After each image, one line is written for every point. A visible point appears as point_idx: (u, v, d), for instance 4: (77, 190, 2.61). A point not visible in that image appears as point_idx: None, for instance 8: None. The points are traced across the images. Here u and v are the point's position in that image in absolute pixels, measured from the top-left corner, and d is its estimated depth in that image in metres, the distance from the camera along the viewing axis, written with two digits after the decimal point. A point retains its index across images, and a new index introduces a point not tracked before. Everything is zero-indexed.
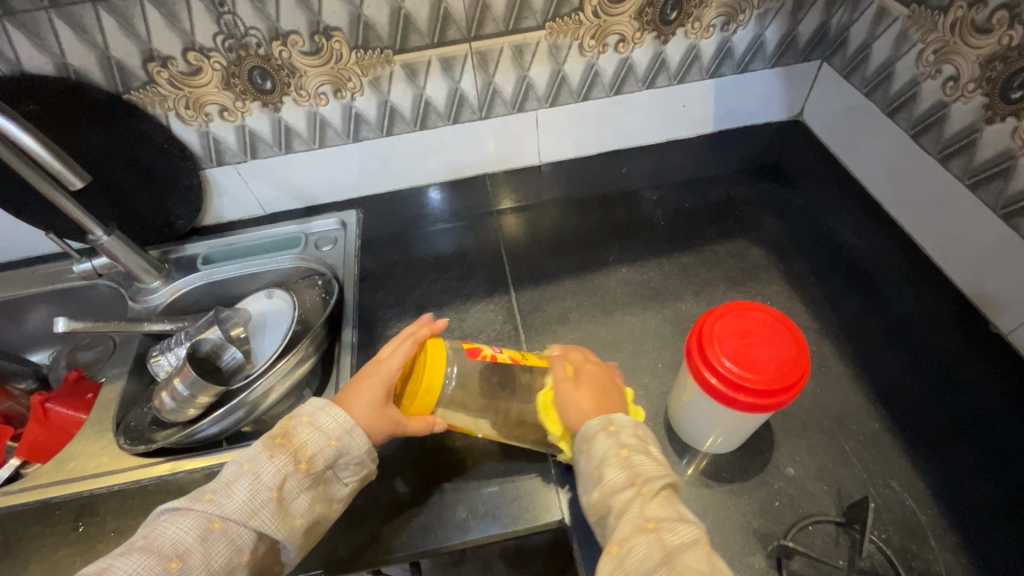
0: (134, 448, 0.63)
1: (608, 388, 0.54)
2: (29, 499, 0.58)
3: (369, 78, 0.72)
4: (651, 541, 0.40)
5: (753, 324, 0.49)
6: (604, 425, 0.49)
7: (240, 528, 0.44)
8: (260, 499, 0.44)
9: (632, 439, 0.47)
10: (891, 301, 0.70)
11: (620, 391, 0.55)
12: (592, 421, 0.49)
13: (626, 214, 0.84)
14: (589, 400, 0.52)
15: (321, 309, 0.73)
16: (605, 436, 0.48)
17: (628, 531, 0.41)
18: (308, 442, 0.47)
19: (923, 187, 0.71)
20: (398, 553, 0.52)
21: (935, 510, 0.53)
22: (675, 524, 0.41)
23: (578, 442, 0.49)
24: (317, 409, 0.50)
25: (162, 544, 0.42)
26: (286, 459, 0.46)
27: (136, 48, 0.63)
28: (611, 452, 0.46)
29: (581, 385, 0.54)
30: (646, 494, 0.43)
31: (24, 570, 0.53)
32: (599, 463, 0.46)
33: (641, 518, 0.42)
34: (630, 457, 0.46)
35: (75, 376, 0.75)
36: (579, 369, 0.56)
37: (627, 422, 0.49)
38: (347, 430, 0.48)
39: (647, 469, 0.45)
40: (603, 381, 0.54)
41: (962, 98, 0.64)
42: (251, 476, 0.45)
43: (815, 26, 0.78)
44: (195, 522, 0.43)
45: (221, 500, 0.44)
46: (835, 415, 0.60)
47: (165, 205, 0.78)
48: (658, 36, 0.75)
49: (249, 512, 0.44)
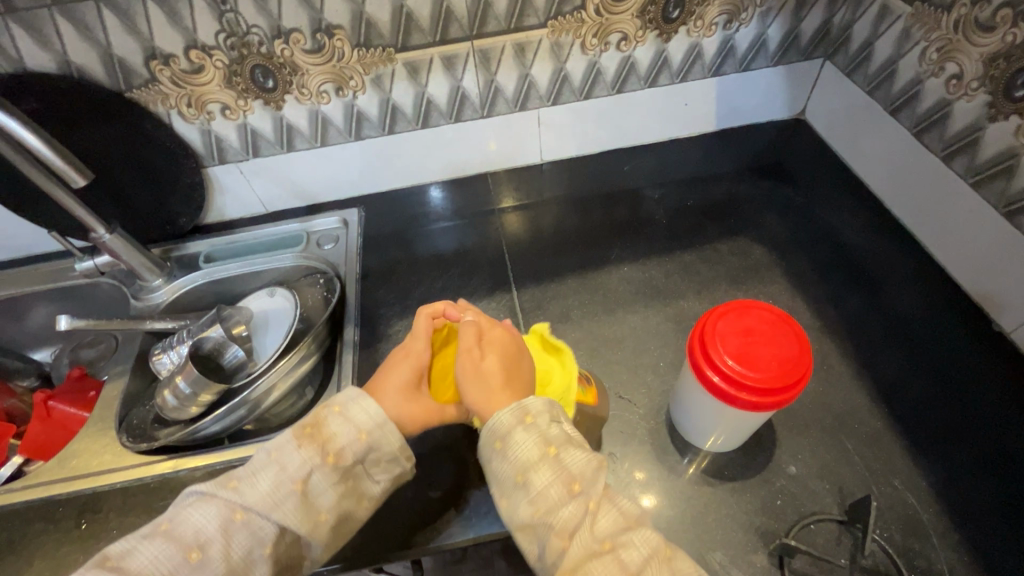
0: (136, 446, 0.63)
1: (513, 359, 0.53)
2: (32, 496, 0.58)
3: (371, 77, 0.72)
4: (608, 562, 0.40)
5: (756, 323, 0.49)
6: (520, 415, 0.47)
7: (263, 520, 0.43)
8: (284, 491, 0.44)
9: (553, 432, 0.46)
10: (893, 300, 0.70)
11: (525, 358, 0.54)
12: (502, 411, 0.47)
13: (627, 213, 0.84)
14: (494, 370, 0.51)
15: (322, 307, 0.73)
16: (524, 432, 0.46)
17: (580, 555, 0.41)
18: (337, 435, 0.47)
19: (925, 186, 0.71)
20: (399, 550, 0.53)
21: (936, 509, 0.53)
22: (631, 539, 0.41)
23: (489, 440, 0.47)
24: (351, 400, 0.49)
25: (185, 531, 0.42)
26: (313, 451, 0.46)
27: (137, 46, 0.63)
28: (538, 453, 0.45)
29: (486, 357, 0.52)
30: (594, 508, 0.43)
31: (27, 567, 0.53)
32: (525, 468, 0.45)
33: (594, 539, 0.41)
34: (559, 456, 0.45)
35: (78, 372, 0.76)
36: (485, 335, 0.54)
37: (542, 408, 0.48)
38: (379, 424, 0.48)
39: (579, 469, 0.44)
40: (509, 349, 0.54)
41: (965, 96, 0.64)
42: (277, 467, 0.45)
43: (818, 23, 0.78)
44: (218, 511, 0.43)
45: (246, 489, 0.44)
46: (837, 414, 0.60)
47: (168, 203, 0.78)
48: (660, 34, 0.75)
49: (272, 504, 0.44)
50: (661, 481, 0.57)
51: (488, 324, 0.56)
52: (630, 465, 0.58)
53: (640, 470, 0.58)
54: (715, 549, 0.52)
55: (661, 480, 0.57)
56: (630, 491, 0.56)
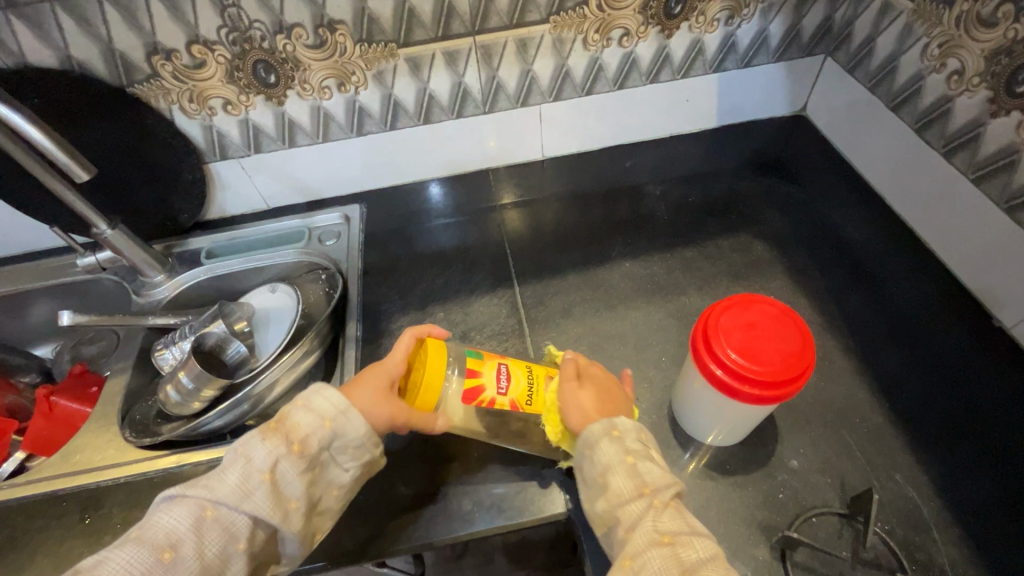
0: (139, 441, 0.63)
1: (613, 393, 0.53)
2: (36, 491, 0.59)
3: (373, 72, 0.72)
4: (665, 555, 0.40)
5: (758, 316, 0.49)
6: (606, 429, 0.48)
7: (233, 513, 0.43)
8: (252, 482, 0.44)
9: (637, 445, 0.47)
10: (894, 296, 0.70)
11: (625, 398, 0.54)
12: (592, 425, 0.48)
13: (629, 209, 0.84)
14: (590, 401, 0.51)
15: (324, 303, 0.73)
16: (609, 442, 0.47)
17: (642, 544, 0.41)
18: (301, 425, 0.47)
19: (926, 182, 0.71)
20: (403, 544, 0.53)
21: (937, 502, 0.54)
22: (690, 539, 0.41)
23: (580, 449, 0.48)
24: (313, 393, 0.49)
25: (156, 533, 0.42)
26: (278, 442, 0.46)
27: (140, 40, 0.63)
28: (617, 459, 0.45)
29: (585, 388, 0.53)
30: (658, 506, 0.43)
31: (30, 562, 0.54)
32: (605, 472, 0.46)
33: (655, 531, 0.41)
34: (638, 464, 0.45)
35: (79, 369, 0.75)
36: (585, 371, 0.55)
37: (630, 427, 0.48)
38: (341, 410, 0.48)
39: (653, 477, 0.45)
40: (609, 385, 0.54)
41: (967, 92, 0.64)
42: (242, 461, 0.44)
43: (819, 20, 0.78)
44: (188, 510, 0.43)
45: (214, 485, 0.44)
46: (838, 408, 0.60)
47: (168, 199, 0.78)
48: (662, 30, 0.75)
49: (241, 496, 0.43)
50: None
51: (586, 360, 0.57)
52: None
53: None
54: (717, 542, 0.52)
55: None
56: None
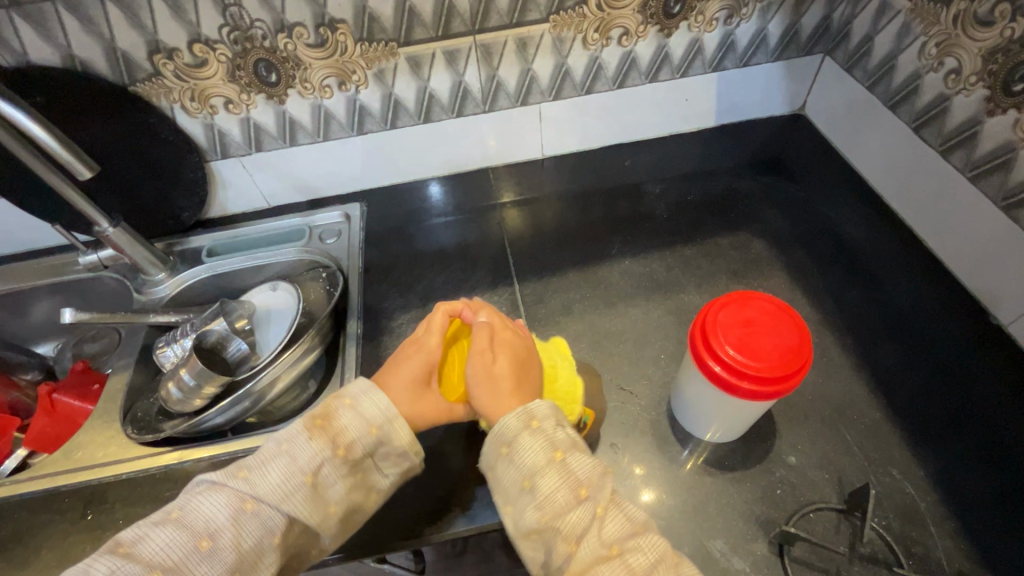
0: (140, 438, 0.63)
1: (524, 361, 0.53)
2: (40, 488, 0.59)
3: (374, 71, 0.72)
4: (616, 567, 0.40)
5: (756, 313, 0.50)
6: (525, 418, 0.47)
7: (273, 511, 0.44)
8: (294, 483, 0.44)
9: (559, 436, 0.47)
10: (892, 294, 0.70)
11: (535, 361, 0.55)
12: (509, 415, 0.47)
13: (629, 208, 0.84)
14: (504, 375, 0.51)
15: (325, 301, 0.73)
16: (530, 436, 0.46)
17: (589, 560, 0.41)
18: (348, 428, 0.47)
19: (923, 180, 0.72)
20: (403, 539, 0.53)
21: (933, 497, 0.54)
22: (638, 543, 0.42)
23: (495, 443, 0.47)
24: (362, 393, 0.49)
25: (196, 519, 0.43)
26: (324, 444, 0.46)
27: (142, 39, 0.63)
28: (545, 458, 0.45)
29: (498, 360, 0.52)
30: (601, 513, 0.43)
31: (35, 556, 0.54)
32: (531, 472, 0.45)
33: (602, 545, 0.42)
34: (564, 460, 0.45)
35: (82, 367, 0.76)
36: (496, 337, 0.54)
37: (547, 412, 0.48)
38: (389, 418, 0.48)
39: (587, 474, 0.45)
40: (521, 353, 0.54)
41: (964, 91, 0.64)
42: (287, 458, 0.45)
43: (818, 19, 0.79)
44: (229, 500, 0.44)
45: (256, 480, 0.44)
46: (836, 405, 0.61)
47: (170, 197, 0.78)
48: (661, 29, 0.76)
49: (282, 496, 0.44)
50: (662, 471, 0.57)
51: (501, 324, 0.56)
52: (632, 456, 0.58)
53: (641, 461, 0.58)
54: (716, 538, 0.53)
55: (661, 471, 0.57)
56: (631, 483, 0.57)
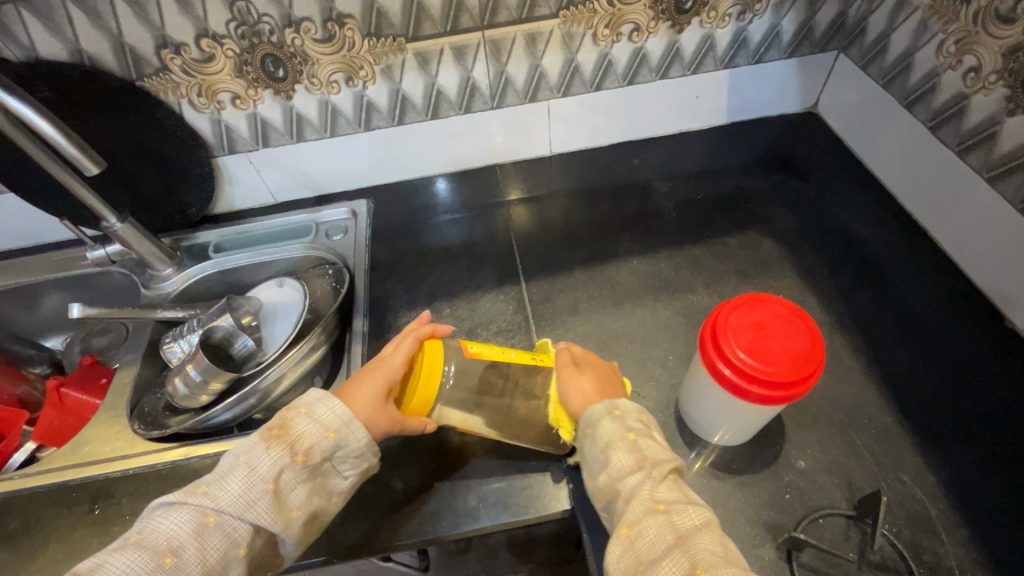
0: (146, 433, 0.63)
1: (609, 378, 0.54)
2: (45, 482, 0.59)
3: (381, 67, 0.71)
4: (662, 524, 0.41)
5: (767, 316, 0.49)
6: (608, 408, 0.49)
7: (237, 521, 0.44)
8: (256, 491, 0.44)
9: (637, 424, 0.48)
10: (904, 295, 0.69)
11: (619, 379, 0.56)
12: (596, 404, 0.50)
13: (636, 206, 0.83)
14: (590, 387, 0.52)
15: (332, 297, 0.73)
16: (611, 420, 0.48)
17: (638, 514, 0.42)
18: (306, 434, 0.47)
19: (939, 180, 0.70)
20: (406, 539, 0.53)
21: (947, 504, 0.53)
22: (686, 507, 0.42)
23: (581, 428, 0.49)
24: (316, 400, 0.49)
25: (156, 539, 0.42)
26: (282, 452, 0.46)
27: (149, 34, 0.63)
28: (618, 436, 0.47)
29: (583, 374, 0.53)
30: (655, 477, 0.43)
31: (43, 550, 0.54)
32: (605, 448, 0.47)
33: (651, 500, 0.42)
34: (637, 440, 0.46)
35: (90, 360, 0.76)
36: (579, 357, 0.56)
37: (630, 406, 0.49)
38: (345, 422, 0.48)
39: (654, 452, 0.45)
40: (603, 370, 0.55)
41: (984, 90, 0.63)
42: (246, 468, 0.45)
43: (833, 15, 0.77)
44: (189, 516, 0.43)
45: (216, 493, 0.44)
46: (845, 408, 0.60)
47: (178, 192, 0.78)
48: (673, 25, 0.75)
49: (245, 505, 0.44)
50: None
51: (581, 348, 0.58)
52: None
53: None
54: None
55: None
56: None
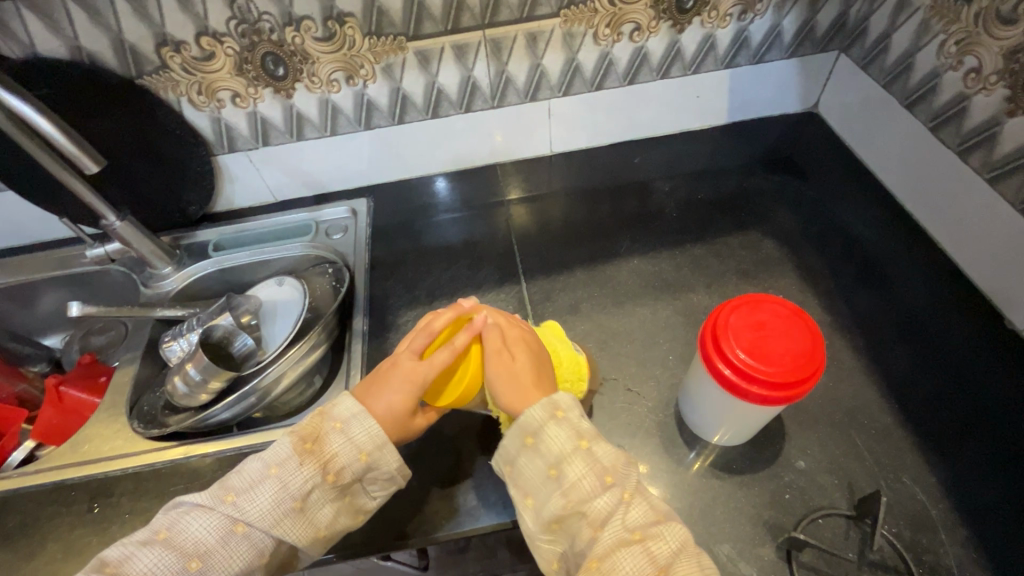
0: (147, 432, 0.63)
1: (541, 356, 0.52)
2: (45, 480, 0.59)
3: (382, 66, 0.71)
4: (639, 553, 0.41)
5: (767, 316, 0.49)
6: (551, 410, 0.47)
7: (263, 534, 0.44)
8: (285, 507, 0.44)
9: (584, 425, 0.47)
10: (904, 296, 0.69)
11: (545, 351, 0.54)
12: (534, 407, 0.47)
13: (636, 206, 0.83)
14: (527, 373, 0.50)
15: (332, 296, 0.73)
16: (556, 426, 0.47)
17: (609, 544, 0.42)
18: (339, 454, 0.47)
19: (939, 181, 0.70)
20: (406, 539, 0.53)
21: (946, 504, 0.53)
22: (662, 531, 0.42)
23: (519, 437, 0.47)
24: (351, 415, 0.49)
25: (184, 541, 0.43)
26: (315, 470, 0.46)
27: (149, 31, 0.63)
28: (570, 446, 0.46)
29: (517, 357, 0.51)
30: (626, 499, 0.44)
31: (41, 549, 0.54)
32: (555, 462, 0.45)
33: (625, 529, 0.42)
34: (591, 448, 0.46)
35: (89, 359, 0.76)
36: (507, 335, 0.52)
37: (571, 402, 0.48)
38: (379, 445, 0.48)
39: (611, 462, 0.45)
40: (534, 348, 0.52)
41: (985, 90, 0.63)
42: (277, 483, 0.44)
43: (834, 15, 0.77)
44: (218, 523, 0.43)
45: (245, 504, 0.44)
46: (846, 408, 0.60)
47: (178, 191, 0.78)
48: (674, 25, 0.74)
49: (273, 521, 0.44)
50: (668, 473, 0.57)
51: (508, 320, 0.54)
52: (638, 458, 0.58)
53: (648, 463, 0.58)
54: (723, 542, 0.52)
55: (668, 473, 0.57)
56: None
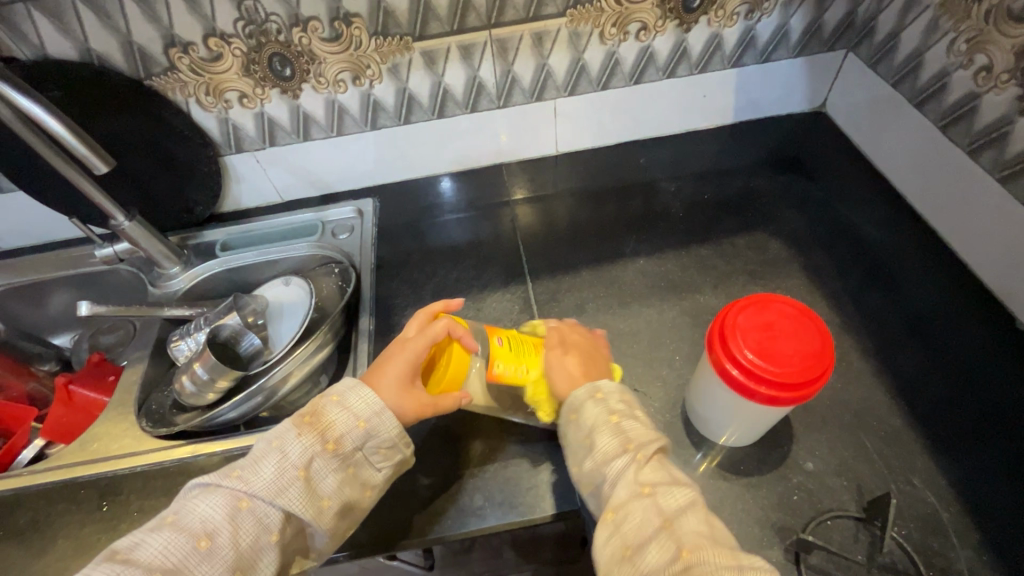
0: (155, 431, 0.64)
1: (597, 357, 0.55)
2: (54, 479, 0.59)
3: (388, 66, 0.71)
4: (648, 507, 0.41)
5: (776, 316, 0.49)
6: (591, 392, 0.49)
7: (269, 507, 0.44)
8: (287, 478, 0.44)
9: (620, 405, 0.48)
10: (913, 296, 0.69)
11: (605, 356, 0.57)
12: (578, 388, 0.50)
13: (643, 206, 0.83)
14: (576, 366, 0.53)
15: (338, 296, 0.74)
16: (593, 404, 0.48)
17: (623, 497, 0.43)
18: (336, 422, 0.47)
19: (949, 181, 0.70)
20: (411, 538, 0.53)
21: (956, 508, 0.53)
22: (670, 489, 0.42)
23: (566, 413, 0.50)
24: (348, 388, 0.49)
25: (193, 520, 0.42)
26: (314, 439, 0.46)
27: (157, 33, 0.63)
28: (601, 419, 0.47)
29: (568, 355, 0.54)
30: (640, 460, 0.44)
31: (51, 547, 0.55)
32: (589, 434, 0.47)
33: (636, 484, 0.43)
34: (621, 423, 0.46)
35: (98, 358, 0.76)
36: (564, 338, 0.56)
37: (614, 389, 0.50)
38: (376, 411, 0.48)
39: (637, 434, 0.46)
40: (590, 350, 0.56)
41: (995, 89, 0.62)
42: (278, 454, 0.45)
43: (842, 14, 0.77)
44: (225, 500, 0.43)
45: (249, 477, 0.44)
46: (854, 409, 0.60)
47: (186, 191, 0.79)
48: (680, 24, 0.74)
49: (277, 491, 0.44)
50: None
51: (567, 327, 0.58)
52: None
53: None
54: None
55: None
56: None
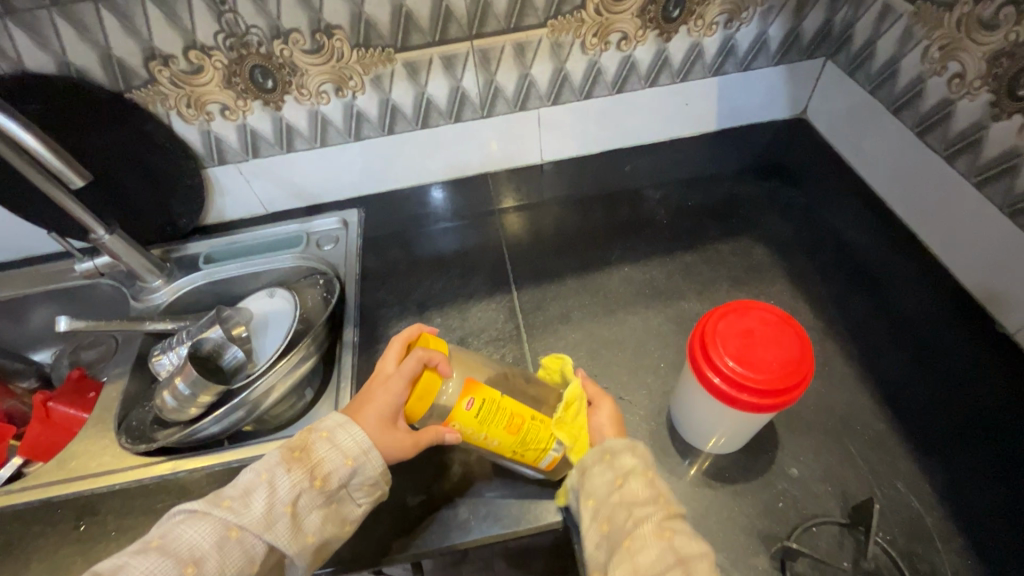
0: (134, 447, 0.63)
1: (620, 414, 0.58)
2: (30, 498, 0.58)
3: (371, 77, 0.72)
4: (666, 546, 0.43)
5: (756, 323, 0.49)
6: (631, 446, 0.51)
7: (256, 539, 0.43)
8: (276, 513, 0.44)
9: (653, 465, 0.51)
10: (895, 301, 0.69)
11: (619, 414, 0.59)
12: (618, 438, 0.52)
13: (629, 213, 0.83)
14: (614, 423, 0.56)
15: (321, 307, 0.73)
16: (632, 456, 0.50)
17: (644, 532, 0.44)
18: (325, 459, 0.47)
19: (926, 186, 0.71)
20: (392, 553, 0.52)
21: (940, 512, 0.53)
22: (688, 535, 0.44)
23: (598, 453, 0.51)
24: (336, 425, 0.49)
25: (180, 546, 0.42)
26: (303, 474, 0.46)
27: (137, 46, 0.63)
28: (639, 470, 0.49)
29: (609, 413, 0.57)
30: (667, 510, 0.46)
31: (25, 568, 0.53)
32: (623, 475, 0.49)
33: (658, 525, 0.45)
34: (654, 477, 0.49)
35: (78, 374, 0.75)
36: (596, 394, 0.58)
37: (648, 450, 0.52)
38: (364, 451, 0.48)
39: (666, 489, 0.48)
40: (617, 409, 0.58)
41: (969, 95, 0.63)
42: (265, 494, 0.44)
43: (819, 23, 0.78)
44: (213, 528, 0.42)
45: (239, 508, 0.43)
46: (839, 415, 0.60)
47: (168, 204, 0.78)
48: (660, 33, 0.75)
49: (265, 525, 0.43)
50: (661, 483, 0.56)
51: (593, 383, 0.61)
52: None
53: None
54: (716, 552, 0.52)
55: None
56: None
